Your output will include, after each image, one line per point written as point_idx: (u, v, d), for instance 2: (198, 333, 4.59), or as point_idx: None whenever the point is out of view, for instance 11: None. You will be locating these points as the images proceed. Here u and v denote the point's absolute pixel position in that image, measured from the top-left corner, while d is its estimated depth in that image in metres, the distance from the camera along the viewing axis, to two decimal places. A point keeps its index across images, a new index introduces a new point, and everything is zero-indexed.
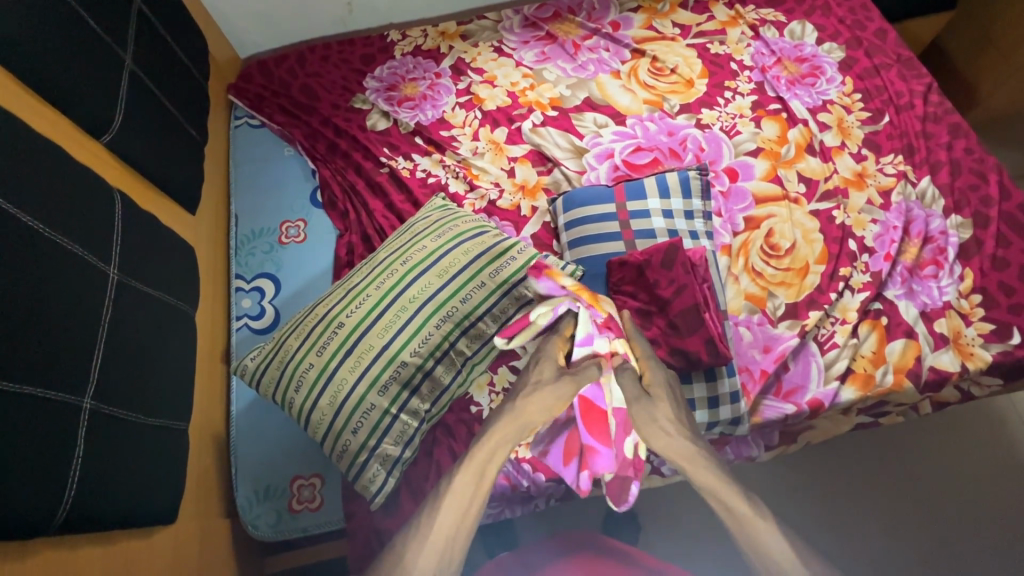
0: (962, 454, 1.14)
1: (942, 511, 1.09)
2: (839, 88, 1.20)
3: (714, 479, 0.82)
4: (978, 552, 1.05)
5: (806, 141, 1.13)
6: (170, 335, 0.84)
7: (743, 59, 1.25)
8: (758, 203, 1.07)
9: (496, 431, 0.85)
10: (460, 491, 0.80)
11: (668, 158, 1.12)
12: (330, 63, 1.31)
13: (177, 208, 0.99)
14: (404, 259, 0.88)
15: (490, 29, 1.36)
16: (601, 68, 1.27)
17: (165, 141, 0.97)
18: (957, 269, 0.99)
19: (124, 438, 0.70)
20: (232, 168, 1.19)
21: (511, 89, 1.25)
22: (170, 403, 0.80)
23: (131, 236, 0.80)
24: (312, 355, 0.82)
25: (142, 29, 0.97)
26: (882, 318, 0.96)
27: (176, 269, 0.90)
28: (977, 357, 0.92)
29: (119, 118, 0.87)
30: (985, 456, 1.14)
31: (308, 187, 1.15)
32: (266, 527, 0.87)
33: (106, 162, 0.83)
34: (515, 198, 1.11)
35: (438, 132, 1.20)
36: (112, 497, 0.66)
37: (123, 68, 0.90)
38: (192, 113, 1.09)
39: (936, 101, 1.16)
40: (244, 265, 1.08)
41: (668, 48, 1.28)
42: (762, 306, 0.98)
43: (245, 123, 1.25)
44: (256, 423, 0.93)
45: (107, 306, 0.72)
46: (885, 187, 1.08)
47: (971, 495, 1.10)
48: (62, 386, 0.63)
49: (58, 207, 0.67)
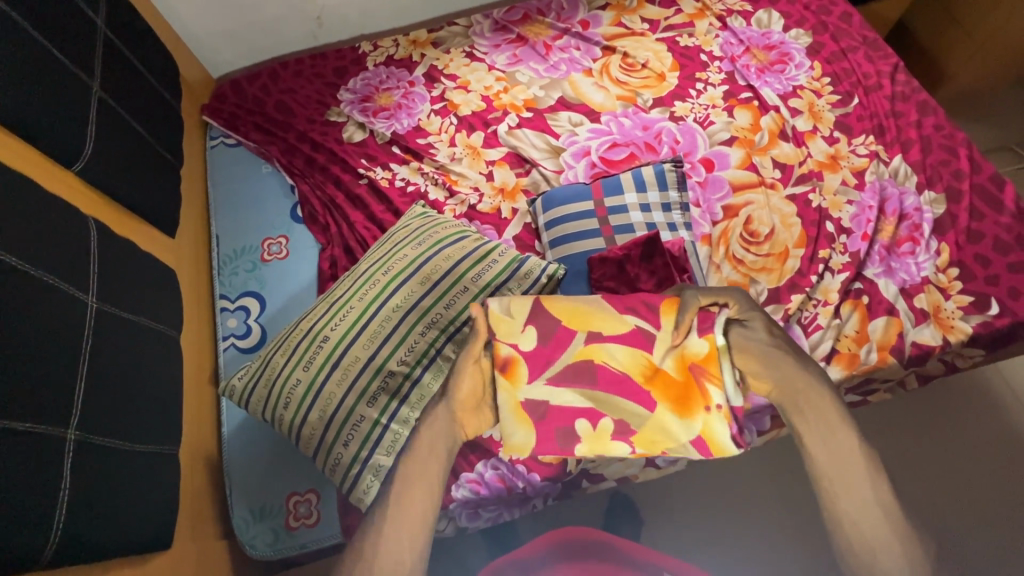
0: (952, 426, 1.16)
1: (926, 480, 1.12)
2: (808, 73, 1.22)
3: (809, 392, 0.64)
4: (966, 519, 1.08)
5: (779, 127, 1.15)
6: (156, 360, 0.83)
7: (712, 50, 1.27)
8: (735, 191, 1.08)
9: (427, 427, 0.66)
10: (407, 485, 0.61)
11: (644, 152, 1.13)
12: (302, 77, 1.32)
13: (155, 231, 0.99)
14: (385, 268, 0.88)
15: (461, 35, 1.36)
16: (572, 67, 1.28)
17: (138, 164, 0.96)
18: (933, 245, 1.00)
19: (112, 466, 0.69)
20: (211, 188, 1.19)
21: (485, 93, 1.25)
22: (160, 428, 0.80)
23: (108, 262, 0.80)
24: (299, 370, 0.82)
25: (109, 55, 0.97)
26: (863, 297, 0.97)
27: (158, 293, 0.89)
28: (957, 330, 0.93)
29: (90, 146, 0.86)
30: (975, 426, 1.16)
31: (288, 203, 1.15)
32: (264, 546, 0.86)
33: (77, 191, 0.83)
34: (495, 201, 1.12)
35: (415, 140, 1.20)
36: (107, 525, 0.66)
37: (91, 96, 0.90)
38: (165, 135, 1.08)
39: (903, 80, 1.18)
40: (228, 284, 1.07)
41: (638, 43, 1.29)
42: (744, 293, 0.99)
43: (221, 143, 1.25)
44: (248, 441, 0.92)
45: (88, 335, 0.71)
46: (859, 168, 1.09)
47: (958, 465, 1.13)
48: (44, 417, 0.62)
49: (32, 242, 0.67)
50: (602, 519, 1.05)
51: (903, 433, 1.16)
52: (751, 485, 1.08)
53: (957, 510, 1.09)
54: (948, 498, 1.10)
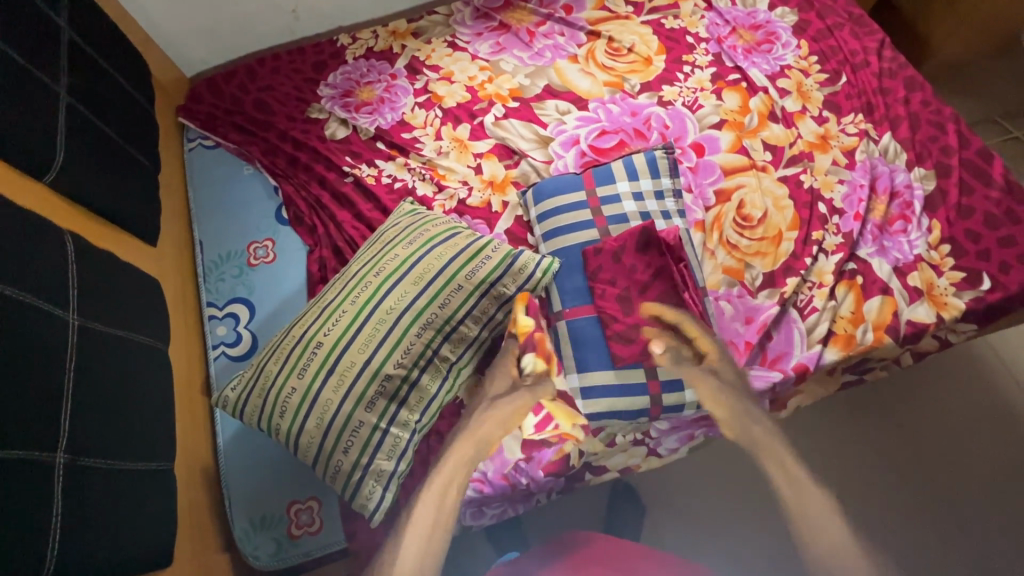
0: (947, 398, 1.17)
1: (923, 451, 1.13)
2: (795, 53, 1.20)
3: None
4: (960, 488, 1.10)
5: (768, 109, 1.14)
6: (145, 375, 0.81)
7: (698, 31, 1.25)
8: (726, 174, 1.08)
9: None
10: None
11: (634, 139, 1.12)
12: (280, 73, 1.28)
13: (136, 240, 0.96)
14: (377, 269, 0.86)
15: (441, 24, 1.33)
16: (557, 54, 1.25)
17: (113, 172, 0.93)
18: (924, 222, 1.01)
19: (106, 488, 0.68)
20: (191, 193, 1.15)
21: (469, 83, 1.23)
22: (153, 444, 0.78)
23: (88, 276, 0.77)
24: (294, 378, 0.80)
25: (74, 58, 0.93)
26: (857, 277, 0.97)
27: (142, 306, 0.86)
28: (951, 306, 0.93)
29: (61, 156, 0.83)
30: (969, 397, 1.17)
31: (272, 205, 1.12)
32: (267, 556, 0.85)
33: (50, 204, 0.79)
34: (484, 195, 1.10)
35: (400, 135, 1.18)
36: (106, 549, 0.64)
37: (59, 103, 0.86)
38: (139, 140, 1.04)
39: (890, 56, 1.18)
40: (215, 292, 1.05)
41: (623, 27, 1.27)
42: (739, 279, 0.99)
43: (199, 145, 1.21)
44: (245, 451, 0.91)
45: (71, 354, 0.69)
46: (849, 147, 1.09)
47: (952, 435, 1.14)
48: (29, 443, 0.60)
49: (7, 261, 0.64)
50: (604, 514, 1.05)
51: (898, 408, 1.17)
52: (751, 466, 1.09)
53: (954, 480, 1.10)
54: (944, 468, 1.12)
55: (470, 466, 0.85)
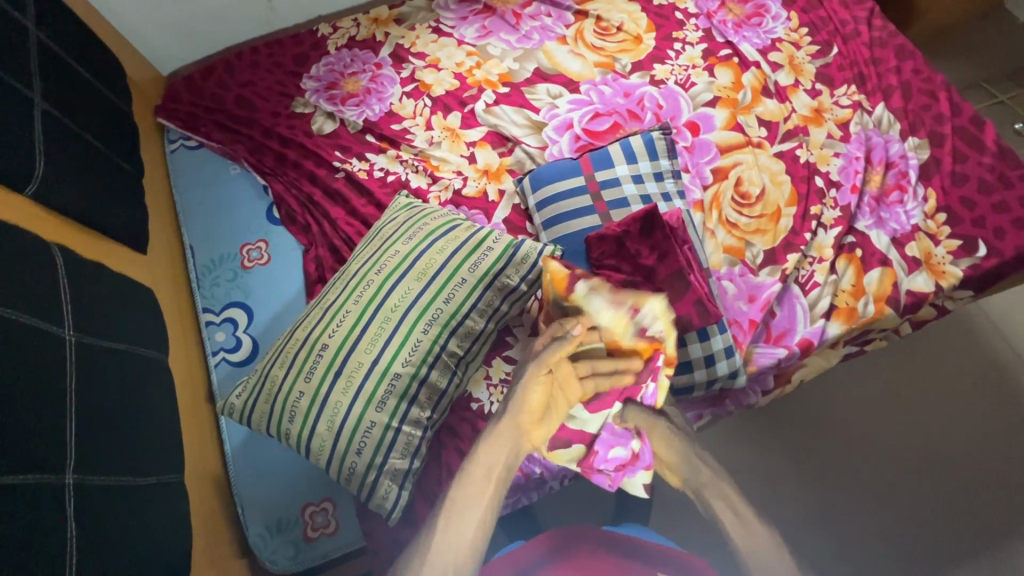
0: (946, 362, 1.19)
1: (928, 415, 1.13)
2: (785, 25, 1.19)
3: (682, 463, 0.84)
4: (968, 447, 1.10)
5: (761, 83, 1.13)
6: (148, 387, 0.79)
7: (686, 7, 1.23)
8: (723, 152, 1.07)
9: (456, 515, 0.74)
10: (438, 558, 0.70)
11: (628, 121, 1.11)
12: (260, 68, 1.23)
13: (125, 248, 0.92)
14: (378, 267, 0.84)
15: (424, 10, 1.29)
16: (545, 35, 1.22)
17: (95, 179, 0.89)
18: (920, 191, 1.01)
19: (119, 506, 0.66)
20: (177, 196, 1.12)
21: (457, 70, 1.20)
22: (161, 457, 0.76)
23: (82, 289, 0.74)
24: (301, 382, 0.78)
25: (46, 61, 0.88)
26: (856, 251, 0.98)
27: (139, 316, 0.84)
28: (949, 274, 0.95)
29: (41, 165, 0.79)
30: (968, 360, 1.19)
31: (262, 204, 1.10)
32: (285, 560, 0.84)
33: (36, 216, 0.76)
34: (480, 184, 1.08)
35: (390, 127, 1.15)
36: (123, 567, 0.63)
37: (34, 110, 0.82)
38: (120, 144, 1.00)
39: (879, 25, 1.17)
40: (210, 297, 1.02)
41: (610, 5, 1.25)
42: (741, 257, 0.99)
43: (181, 146, 1.17)
44: (254, 456, 0.90)
45: (71, 372, 0.67)
46: (843, 120, 1.08)
47: (955, 396, 1.15)
48: (37, 465, 0.58)
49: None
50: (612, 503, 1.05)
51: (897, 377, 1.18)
52: (757, 441, 1.11)
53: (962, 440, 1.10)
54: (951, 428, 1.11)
55: (510, 454, 0.82)
